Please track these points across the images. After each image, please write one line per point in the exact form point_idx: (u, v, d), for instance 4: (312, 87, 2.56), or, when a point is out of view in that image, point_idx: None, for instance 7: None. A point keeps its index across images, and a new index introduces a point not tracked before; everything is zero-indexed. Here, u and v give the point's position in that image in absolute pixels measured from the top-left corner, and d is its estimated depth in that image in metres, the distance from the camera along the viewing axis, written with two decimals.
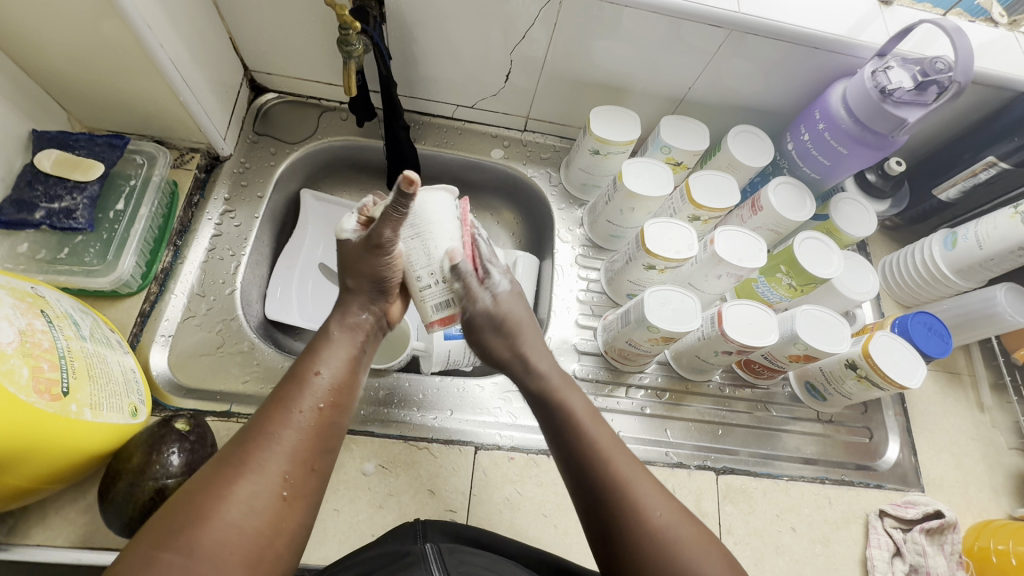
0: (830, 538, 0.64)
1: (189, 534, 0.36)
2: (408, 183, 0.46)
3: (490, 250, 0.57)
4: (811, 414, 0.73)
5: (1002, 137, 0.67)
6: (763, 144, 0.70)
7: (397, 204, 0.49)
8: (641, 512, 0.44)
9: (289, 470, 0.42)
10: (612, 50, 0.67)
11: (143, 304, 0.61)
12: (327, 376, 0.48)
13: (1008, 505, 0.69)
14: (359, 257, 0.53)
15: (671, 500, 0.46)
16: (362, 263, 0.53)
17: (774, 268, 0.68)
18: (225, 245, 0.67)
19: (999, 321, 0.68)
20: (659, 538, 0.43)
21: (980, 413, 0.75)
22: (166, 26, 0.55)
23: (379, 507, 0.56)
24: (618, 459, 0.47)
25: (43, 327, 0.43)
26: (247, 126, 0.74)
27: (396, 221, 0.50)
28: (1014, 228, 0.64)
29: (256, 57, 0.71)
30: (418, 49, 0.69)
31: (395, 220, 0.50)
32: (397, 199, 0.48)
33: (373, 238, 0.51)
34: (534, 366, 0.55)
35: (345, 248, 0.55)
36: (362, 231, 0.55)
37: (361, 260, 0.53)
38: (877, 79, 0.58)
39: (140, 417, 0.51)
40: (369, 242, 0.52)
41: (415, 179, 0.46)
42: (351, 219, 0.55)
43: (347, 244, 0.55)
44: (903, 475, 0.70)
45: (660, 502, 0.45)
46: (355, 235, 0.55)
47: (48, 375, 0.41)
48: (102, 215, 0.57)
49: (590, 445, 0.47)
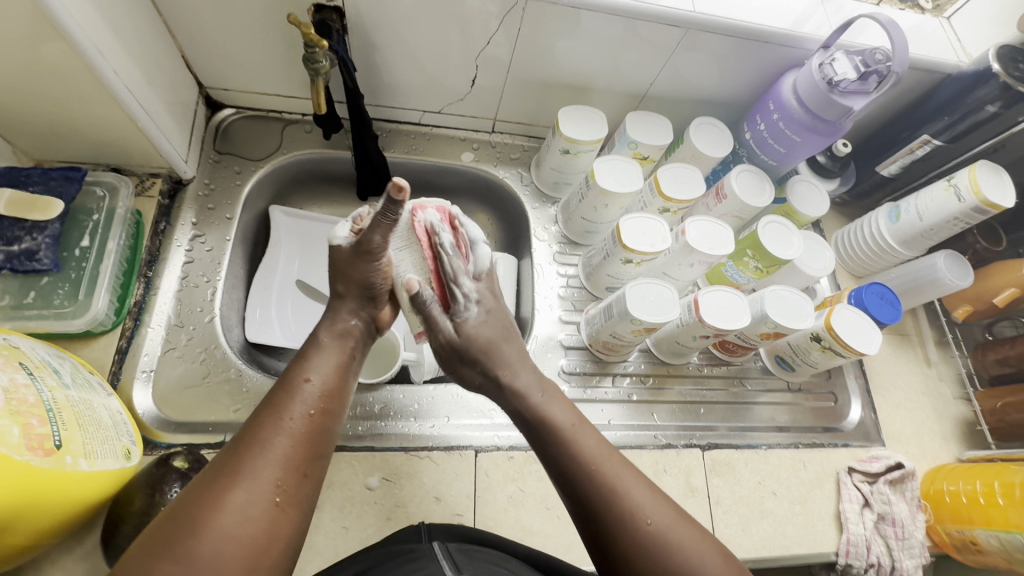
0: (807, 498, 0.69)
1: (184, 542, 0.36)
2: (398, 190, 0.49)
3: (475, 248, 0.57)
4: (782, 384, 0.78)
5: (935, 116, 0.73)
6: (725, 134, 0.74)
7: (387, 210, 0.52)
8: (632, 512, 0.46)
9: (281, 477, 0.43)
10: (575, 50, 0.69)
11: (119, 341, 0.58)
12: (317, 383, 0.50)
13: (957, 450, 0.76)
14: (350, 263, 0.56)
15: (661, 497, 0.48)
16: (352, 268, 0.56)
17: (741, 252, 0.72)
18: (199, 271, 0.65)
19: (941, 285, 0.74)
20: (651, 537, 0.45)
21: (928, 368, 0.82)
22: (118, 51, 0.53)
23: (388, 519, 0.57)
24: (606, 466, 0.48)
25: (25, 380, 0.42)
26: (207, 145, 0.72)
27: (385, 226, 0.53)
28: (949, 201, 0.70)
29: (211, 74, 0.69)
30: (383, 58, 0.68)
31: (384, 225, 0.53)
32: (386, 205, 0.51)
33: (363, 244, 0.54)
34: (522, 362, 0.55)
35: (335, 254, 0.56)
36: (354, 239, 0.56)
37: (353, 264, 0.56)
38: (824, 71, 0.61)
39: (134, 460, 0.50)
40: (357, 248, 0.55)
41: (405, 187, 0.49)
42: (343, 227, 0.56)
43: (338, 251, 0.56)
44: (867, 432, 0.76)
45: (651, 503, 0.46)
46: (348, 243, 0.56)
47: (39, 431, 0.40)
48: (67, 254, 0.54)
49: (578, 455, 0.49)
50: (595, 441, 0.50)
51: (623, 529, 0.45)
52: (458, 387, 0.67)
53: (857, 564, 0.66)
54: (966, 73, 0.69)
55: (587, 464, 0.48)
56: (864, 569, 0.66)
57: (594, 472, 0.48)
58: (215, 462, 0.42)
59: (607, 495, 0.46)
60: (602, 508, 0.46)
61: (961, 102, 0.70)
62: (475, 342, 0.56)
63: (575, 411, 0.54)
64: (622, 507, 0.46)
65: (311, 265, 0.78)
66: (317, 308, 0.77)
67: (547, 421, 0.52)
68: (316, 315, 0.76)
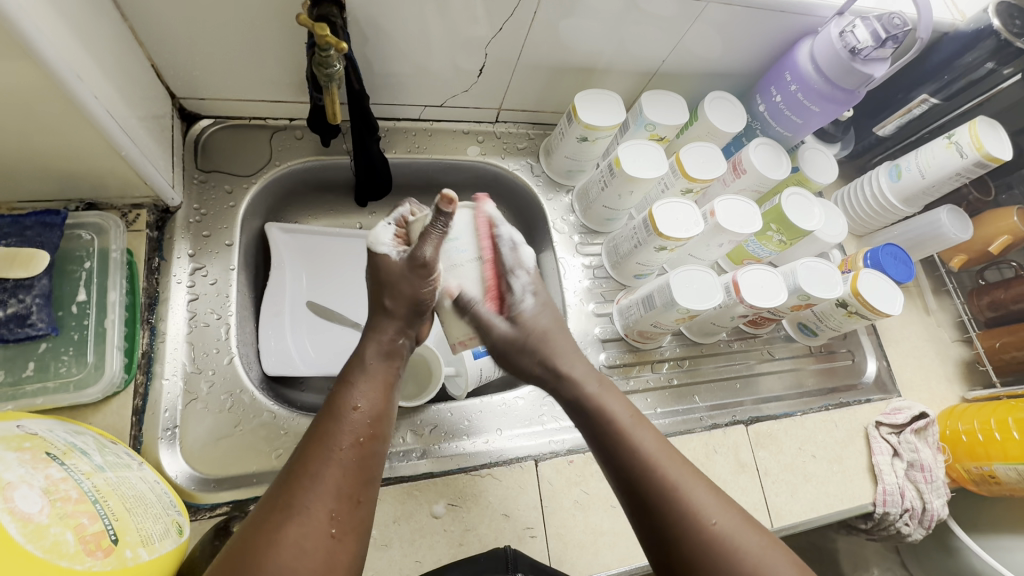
0: (843, 455, 0.72)
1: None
2: (447, 202, 0.46)
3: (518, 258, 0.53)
4: (803, 349, 0.81)
5: (933, 76, 0.74)
6: (736, 108, 0.72)
7: (435, 224, 0.49)
8: (698, 517, 0.41)
9: (334, 507, 0.39)
10: (584, 28, 0.63)
11: (134, 400, 0.52)
12: (365, 409, 0.45)
13: (962, 390, 0.81)
14: (399, 280, 0.50)
15: (730, 504, 0.43)
16: (404, 281, 0.50)
17: (764, 227, 0.71)
18: (207, 309, 0.59)
19: (945, 239, 0.78)
20: (724, 545, 0.40)
21: (928, 316, 0.86)
22: (90, 68, 0.45)
23: (460, 545, 0.55)
24: (667, 466, 0.44)
25: (62, 473, 0.36)
26: (188, 164, 0.64)
27: (437, 240, 0.49)
28: (951, 157, 0.72)
29: (185, 84, 0.60)
30: (382, 53, 0.62)
31: (436, 238, 0.49)
32: (435, 216, 0.48)
33: (415, 258, 0.49)
34: (577, 369, 0.52)
35: (382, 263, 0.51)
36: (400, 247, 0.52)
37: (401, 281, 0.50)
38: (846, 40, 0.61)
39: (186, 532, 0.45)
40: (411, 262, 0.49)
41: (455, 198, 0.46)
42: (387, 231, 0.52)
43: (387, 261, 0.51)
44: (883, 384, 0.80)
45: (718, 507, 0.42)
46: (394, 250, 0.51)
47: (92, 530, 0.35)
48: (63, 312, 0.51)
49: (638, 454, 0.45)
50: (655, 438, 0.46)
51: (689, 539, 0.41)
52: (503, 396, 0.66)
53: (894, 511, 0.69)
54: (964, 31, 0.69)
55: (651, 465, 0.44)
56: (899, 514, 0.70)
57: (660, 472, 0.44)
58: (270, 494, 0.39)
59: (671, 495, 0.42)
60: (665, 510, 0.42)
61: (957, 62, 0.71)
62: (531, 333, 0.53)
63: (633, 406, 0.50)
64: (687, 508, 0.42)
65: (319, 282, 0.73)
66: (334, 329, 0.71)
67: (610, 422, 0.47)
68: (333, 336, 0.71)
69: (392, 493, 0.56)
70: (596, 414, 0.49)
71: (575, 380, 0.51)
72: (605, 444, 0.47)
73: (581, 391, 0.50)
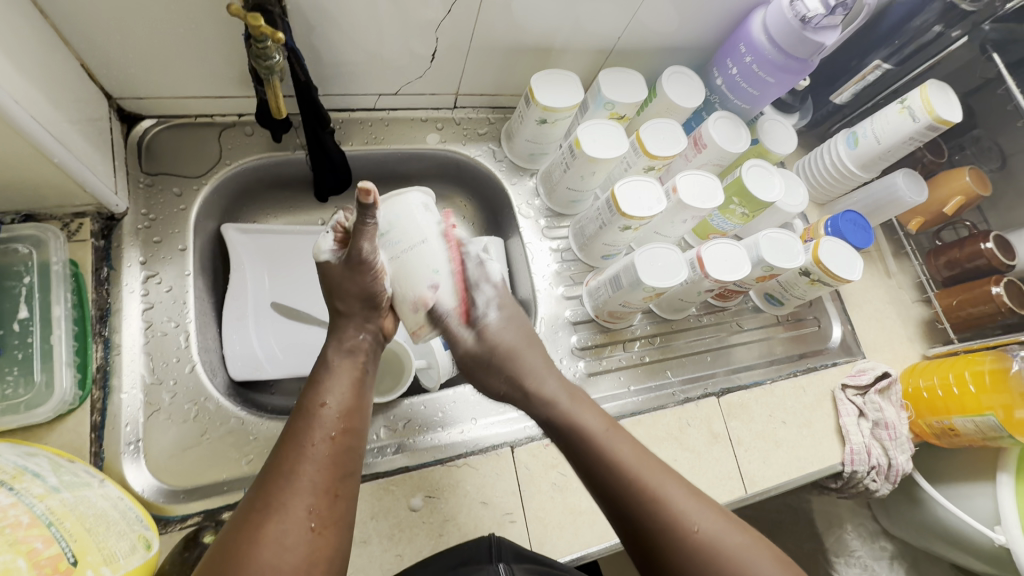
0: (813, 419, 0.74)
1: None
2: (365, 194, 0.42)
3: (482, 271, 0.55)
4: (771, 318, 0.82)
5: (885, 41, 0.76)
6: (694, 82, 0.71)
7: (364, 217, 0.45)
8: (680, 523, 0.41)
9: (312, 502, 0.38)
10: (536, 8, 0.62)
11: (91, 416, 0.51)
12: (335, 405, 0.44)
13: (923, 348, 0.84)
14: (341, 279, 0.49)
15: (704, 498, 0.43)
16: (348, 281, 0.48)
17: (727, 201, 0.72)
18: (164, 317, 0.57)
19: (902, 203, 0.80)
20: (704, 550, 0.40)
21: (890, 279, 0.88)
22: (14, 74, 0.42)
23: (440, 535, 0.55)
24: (646, 473, 0.44)
25: (10, 499, 0.35)
26: (133, 168, 0.61)
27: (372, 234, 0.47)
28: (904, 122, 0.73)
29: (119, 83, 0.57)
30: (330, 43, 0.60)
31: (370, 233, 0.46)
32: (360, 211, 0.45)
33: (354, 257, 0.47)
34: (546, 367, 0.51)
35: (325, 269, 0.50)
36: (340, 251, 0.50)
37: (347, 279, 0.49)
38: (796, 8, 0.61)
39: (154, 546, 0.44)
40: (350, 261, 0.48)
41: (373, 189, 0.43)
42: (326, 237, 0.50)
43: (328, 267, 0.50)
44: (849, 347, 0.82)
45: (694, 506, 0.42)
46: (335, 256, 0.50)
47: (48, 554, 0.33)
48: (6, 331, 0.49)
49: (614, 465, 0.45)
50: (630, 446, 0.46)
51: (672, 544, 0.41)
52: (476, 386, 0.66)
53: (861, 469, 0.71)
54: None
55: (628, 478, 0.44)
56: (867, 471, 0.72)
57: (642, 482, 0.43)
58: (245, 501, 0.38)
59: (650, 502, 0.42)
60: (644, 520, 0.42)
61: (907, 27, 0.73)
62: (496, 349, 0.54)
63: (607, 415, 0.49)
64: (665, 515, 0.42)
65: (283, 283, 0.71)
66: (300, 329, 0.70)
67: (581, 433, 0.47)
68: (300, 335, 0.69)
69: (368, 491, 0.55)
70: (569, 429, 0.48)
71: (545, 397, 0.51)
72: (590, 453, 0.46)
73: (553, 407, 0.50)
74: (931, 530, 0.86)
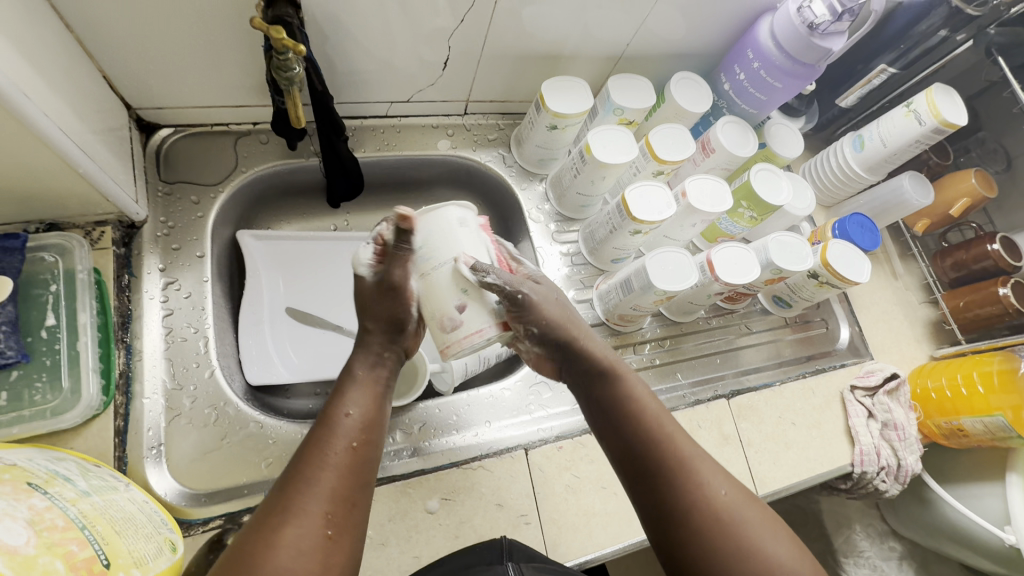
0: (822, 420, 0.74)
1: None
2: (403, 218, 0.47)
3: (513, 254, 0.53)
4: (779, 320, 0.83)
5: (890, 46, 0.76)
6: (702, 88, 0.72)
7: (399, 242, 0.49)
8: (698, 489, 0.43)
9: (329, 509, 0.39)
10: (547, 17, 0.63)
11: (115, 421, 0.52)
12: (357, 416, 0.45)
13: (930, 349, 0.85)
14: (374, 300, 0.51)
15: (731, 476, 0.44)
16: (378, 304, 0.51)
17: (735, 205, 0.73)
18: (184, 323, 0.58)
19: (909, 205, 0.81)
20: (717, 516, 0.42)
21: (896, 280, 0.89)
22: (44, 90, 0.44)
23: (457, 537, 0.56)
24: (668, 439, 0.46)
25: (46, 503, 0.36)
26: (151, 176, 0.62)
27: (406, 259, 0.50)
28: (910, 125, 0.73)
29: (139, 94, 0.58)
30: (344, 53, 0.61)
31: (404, 258, 0.49)
32: (397, 236, 0.49)
33: (386, 279, 0.50)
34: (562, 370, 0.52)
35: (361, 285, 0.51)
36: (378, 264, 0.51)
37: (379, 301, 0.51)
38: (804, 15, 0.62)
39: (180, 549, 0.45)
40: (383, 283, 0.50)
41: (411, 214, 0.47)
42: (366, 249, 0.51)
43: (364, 281, 0.51)
44: (857, 348, 0.83)
45: (711, 476, 0.44)
46: (371, 271, 0.51)
47: (82, 556, 0.34)
48: (33, 339, 0.50)
49: (639, 429, 0.46)
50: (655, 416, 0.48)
51: (686, 506, 0.42)
52: (490, 389, 0.67)
53: (871, 470, 0.72)
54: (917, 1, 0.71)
55: (653, 439, 0.45)
56: (877, 472, 0.73)
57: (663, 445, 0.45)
58: (264, 503, 0.39)
59: (672, 465, 0.44)
60: (663, 481, 0.44)
61: (912, 32, 0.74)
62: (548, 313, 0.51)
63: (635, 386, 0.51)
64: (684, 478, 0.43)
65: (297, 288, 0.72)
66: (314, 333, 0.70)
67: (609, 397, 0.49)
68: (315, 340, 0.70)
69: (386, 494, 0.56)
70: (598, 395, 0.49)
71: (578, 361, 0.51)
72: (614, 420, 0.48)
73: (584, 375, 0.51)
74: (940, 530, 0.86)
